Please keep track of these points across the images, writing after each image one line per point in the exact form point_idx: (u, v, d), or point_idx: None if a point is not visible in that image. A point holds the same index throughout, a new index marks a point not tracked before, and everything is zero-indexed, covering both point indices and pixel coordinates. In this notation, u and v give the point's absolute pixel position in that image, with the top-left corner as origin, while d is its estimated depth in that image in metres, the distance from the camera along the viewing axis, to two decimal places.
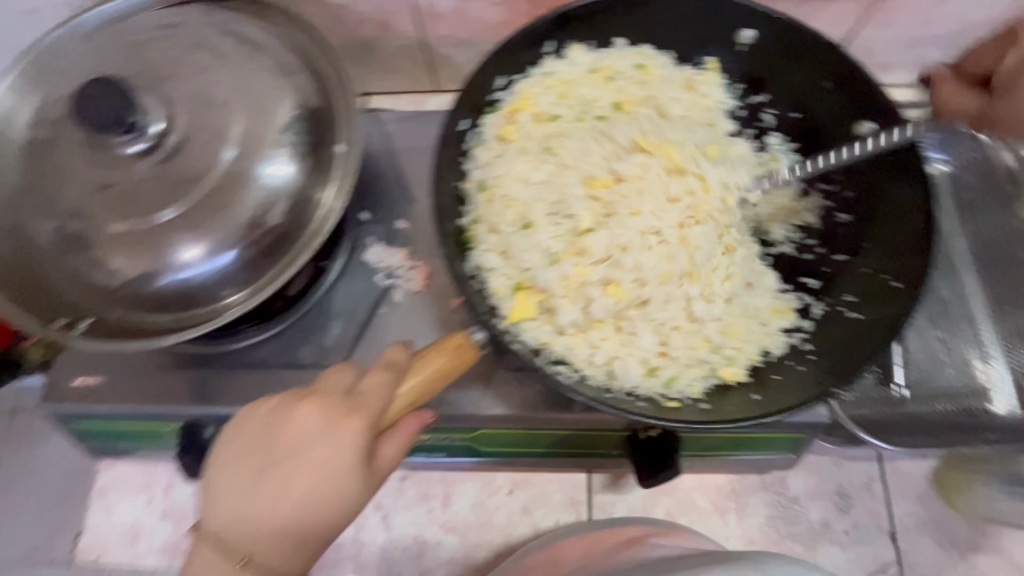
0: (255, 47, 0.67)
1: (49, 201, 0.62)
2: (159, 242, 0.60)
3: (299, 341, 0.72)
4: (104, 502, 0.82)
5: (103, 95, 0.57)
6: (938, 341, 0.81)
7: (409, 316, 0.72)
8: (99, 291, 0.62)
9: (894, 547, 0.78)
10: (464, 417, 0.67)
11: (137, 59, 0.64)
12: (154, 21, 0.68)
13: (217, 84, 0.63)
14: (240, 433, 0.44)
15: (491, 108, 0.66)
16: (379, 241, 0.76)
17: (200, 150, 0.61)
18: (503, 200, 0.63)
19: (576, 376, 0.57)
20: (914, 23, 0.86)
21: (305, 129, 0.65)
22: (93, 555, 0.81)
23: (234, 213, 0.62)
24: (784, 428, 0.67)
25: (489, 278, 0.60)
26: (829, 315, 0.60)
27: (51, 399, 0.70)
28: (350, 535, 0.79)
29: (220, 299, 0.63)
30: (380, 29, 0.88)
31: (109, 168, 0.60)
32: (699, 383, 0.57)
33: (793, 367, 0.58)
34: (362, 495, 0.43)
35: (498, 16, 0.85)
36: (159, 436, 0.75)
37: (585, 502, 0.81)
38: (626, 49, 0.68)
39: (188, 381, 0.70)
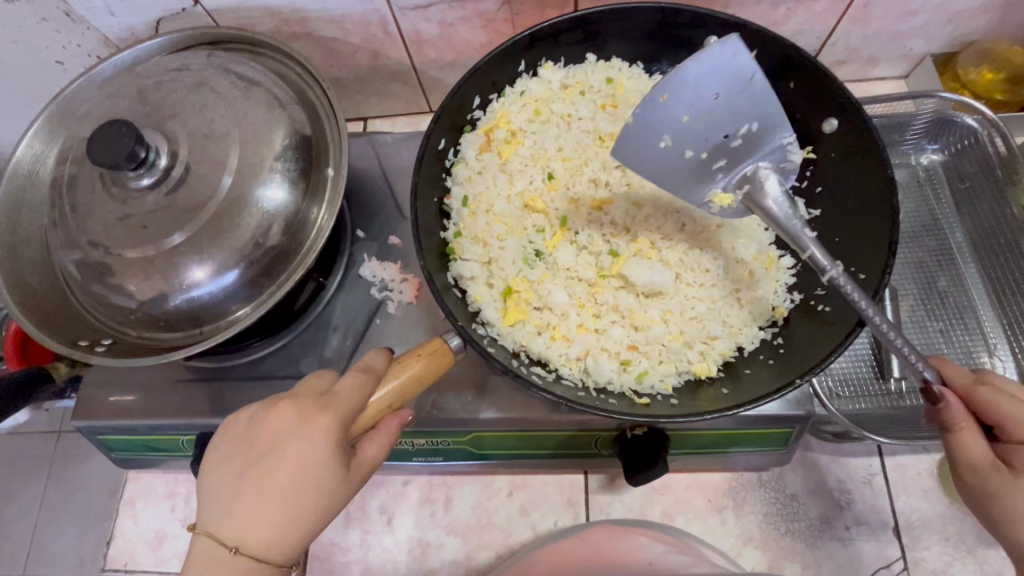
0: (251, 83, 0.73)
1: (71, 233, 0.68)
2: (169, 265, 0.66)
3: (301, 353, 0.76)
4: (132, 511, 0.88)
5: (112, 136, 0.62)
6: (938, 334, 0.82)
7: (402, 326, 0.76)
8: (118, 312, 0.69)
9: (899, 543, 0.76)
10: (454, 421, 0.70)
11: (147, 100, 0.70)
12: (163, 66, 0.74)
13: (217, 119, 0.69)
14: (229, 437, 0.48)
15: (469, 127, 0.70)
16: (373, 256, 0.80)
17: (203, 180, 0.67)
18: (483, 212, 0.66)
19: (552, 375, 0.59)
20: (895, 16, 0.86)
21: (296, 155, 0.70)
22: (121, 563, 0.86)
23: (235, 236, 0.66)
24: (770, 423, 0.67)
25: (469, 287, 0.62)
26: (801, 309, 0.61)
27: (81, 414, 0.76)
28: (357, 538, 0.83)
29: (227, 315, 0.69)
30: (373, 57, 0.93)
31: (123, 201, 0.66)
32: (671, 379, 0.59)
33: (765, 361, 0.60)
34: (340, 489, 0.47)
35: (482, 38, 0.89)
36: (178, 448, 0.80)
37: (583, 502, 0.82)
38: (596, 65, 0.72)
39: (201, 394, 0.75)
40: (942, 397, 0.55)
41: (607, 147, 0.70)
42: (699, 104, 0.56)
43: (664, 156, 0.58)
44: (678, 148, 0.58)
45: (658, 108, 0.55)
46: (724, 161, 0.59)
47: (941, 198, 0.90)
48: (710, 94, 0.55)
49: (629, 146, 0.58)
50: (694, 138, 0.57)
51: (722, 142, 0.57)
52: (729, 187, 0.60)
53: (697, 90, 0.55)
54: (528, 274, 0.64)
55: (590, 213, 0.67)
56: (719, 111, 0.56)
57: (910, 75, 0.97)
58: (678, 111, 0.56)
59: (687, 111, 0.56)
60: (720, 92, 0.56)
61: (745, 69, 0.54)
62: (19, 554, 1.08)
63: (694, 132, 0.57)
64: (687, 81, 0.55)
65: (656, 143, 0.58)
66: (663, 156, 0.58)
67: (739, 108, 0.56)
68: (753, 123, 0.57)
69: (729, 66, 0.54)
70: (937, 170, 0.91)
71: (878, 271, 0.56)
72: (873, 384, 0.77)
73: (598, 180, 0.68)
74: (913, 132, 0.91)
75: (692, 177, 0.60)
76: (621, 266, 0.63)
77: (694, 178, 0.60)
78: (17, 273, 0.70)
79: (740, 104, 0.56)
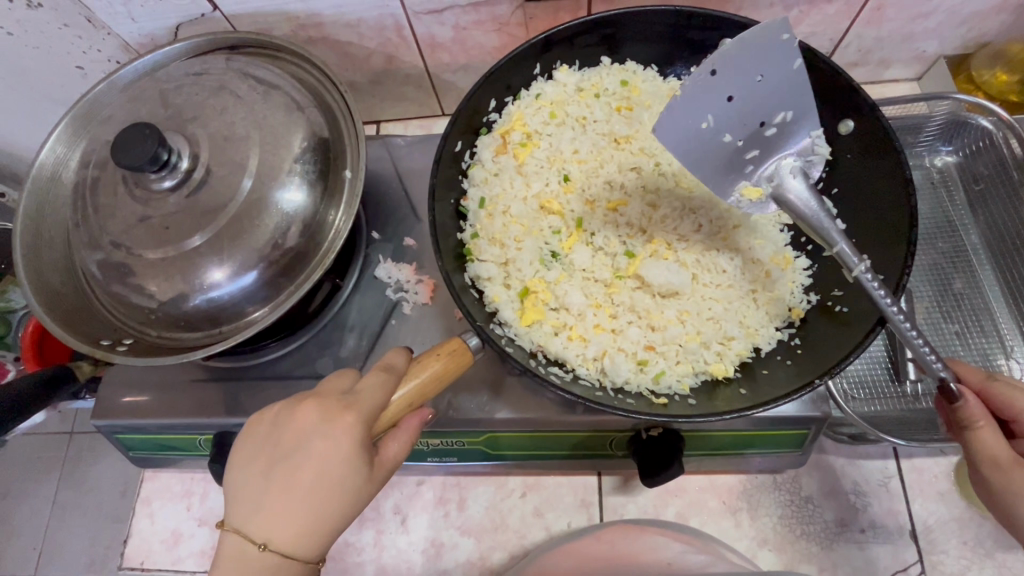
0: (270, 87, 0.74)
1: (93, 235, 0.69)
2: (189, 267, 0.67)
3: (317, 354, 0.77)
4: (148, 510, 0.89)
5: (135, 139, 0.63)
6: (954, 336, 0.82)
7: (417, 326, 0.77)
8: (138, 312, 0.70)
9: (916, 547, 0.75)
10: (470, 421, 0.70)
11: (168, 103, 0.72)
12: (183, 71, 0.76)
13: (237, 122, 0.70)
14: (254, 437, 0.48)
15: (485, 130, 0.71)
16: (388, 257, 0.81)
17: (223, 182, 0.68)
18: (500, 214, 0.67)
19: (569, 375, 0.59)
20: (909, 18, 0.86)
21: (314, 158, 0.71)
22: (137, 561, 0.87)
23: (254, 237, 0.67)
24: (786, 425, 0.67)
25: (486, 287, 0.63)
26: (818, 309, 0.61)
27: (100, 413, 0.77)
28: (371, 538, 0.83)
29: (245, 315, 0.69)
30: (387, 61, 0.94)
31: (145, 202, 0.67)
32: (688, 379, 0.59)
33: (782, 361, 0.60)
34: (363, 486, 0.47)
35: (495, 42, 0.90)
36: (195, 447, 0.81)
37: (596, 504, 0.82)
38: (611, 68, 0.73)
39: (219, 393, 0.76)
40: (960, 395, 0.55)
41: (622, 150, 0.70)
42: (743, 88, 0.54)
43: (704, 140, 0.55)
44: (717, 132, 0.55)
45: (708, 86, 0.52)
46: (757, 151, 0.57)
47: (955, 199, 0.90)
48: (756, 75, 0.54)
49: (673, 118, 0.52)
50: (733, 124, 0.55)
51: (758, 130, 0.56)
52: (759, 180, 0.58)
53: (743, 72, 0.53)
54: (545, 275, 0.64)
55: (606, 215, 0.67)
56: (763, 94, 0.54)
57: (924, 76, 0.97)
58: (724, 93, 0.53)
59: (733, 94, 0.53)
60: (764, 75, 0.54)
61: (786, 56, 0.53)
62: (34, 553, 1.09)
63: (735, 116, 0.55)
64: (734, 64, 0.53)
65: (698, 127, 0.54)
66: (703, 142, 0.55)
67: (778, 93, 0.55)
68: (788, 112, 0.56)
69: (774, 50, 0.53)
70: (951, 172, 0.91)
71: (897, 272, 0.56)
72: (888, 387, 0.77)
73: (613, 182, 0.69)
74: (927, 134, 0.91)
75: (725, 165, 0.57)
76: (638, 267, 0.63)
77: (727, 168, 0.58)
78: (41, 274, 0.72)
79: (779, 91, 0.55)
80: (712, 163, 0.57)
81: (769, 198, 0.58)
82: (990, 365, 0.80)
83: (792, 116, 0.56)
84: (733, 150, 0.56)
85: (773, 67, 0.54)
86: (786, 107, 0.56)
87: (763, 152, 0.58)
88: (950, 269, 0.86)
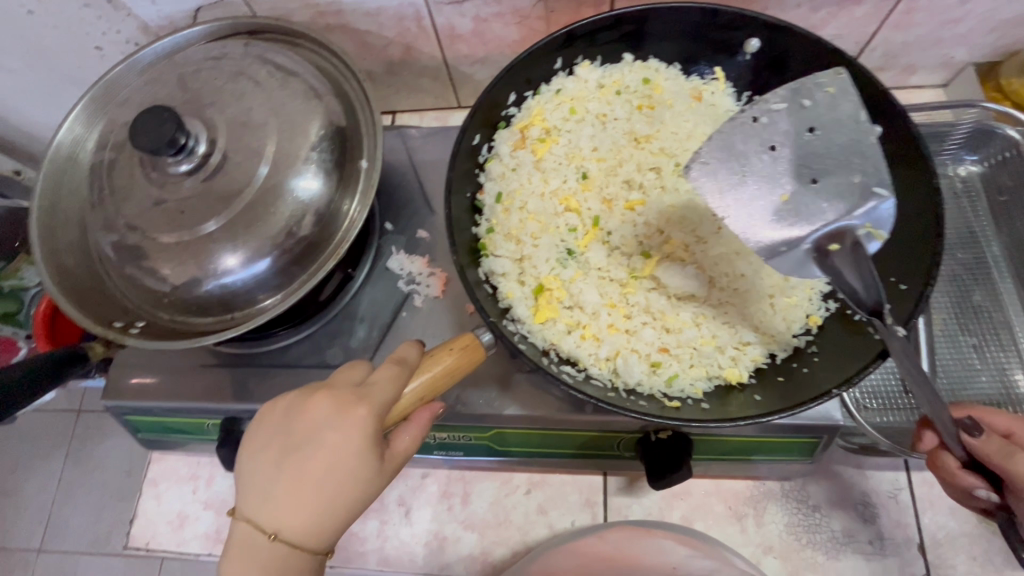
0: (288, 73, 0.73)
1: (108, 217, 0.69)
2: (203, 252, 0.67)
3: (327, 343, 0.77)
4: (155, 491, 0.89)
5: (153, 123, 0.62)
6: (971, 349, 0.81)
7: (428, 319, 0.76)
8: (151, 295, 0.70)
9: (924, 559, 0.74)
10: (478, 417, 0.70)
11: (187, 87, 0.71)
12: (202, 55, 0.75)
13: (254, 108, 0.70)
14: (265, 425, 0.48)
15: (504, 124, 0.70)
16: (400, 249, 0.81)
17: (239, 168, 0.67)
18: (517, 209, 0.66)
19: (581, 374, 0.58)
20: (938, 23, 0.84)
21: (331, 146, 0.71)
22: (143, 541, 0.88)
23: (270, 224, 0.67)
24: (799, 432, 0.66)
25: (500, 283, 0.62)
26: (837, 315, 0.60)
27: (109, 394, 0.77)
28: (374, 528, 0.83)
29: (257, 303, 0.69)
30: (405, 51, 0.94)
31: (162, 186, 0.67)
32: (701, 383, 0.58)
33: (799, 369, 0.59)
34: (374, 478, 0.47)
35: (515, 35, 0.89)
36: (203, 431, 0.81)
37: (601, 503, 0.82)
38: (633, 65, 0.72)
39: (228, 378, 0.76)
40: (978, 429, 0.55)
41: (642, 149, 0.69)
42: (791, 140, 0.55)
43: (739, 190, 0.54)
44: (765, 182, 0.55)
45: (755, 130, 0.55)
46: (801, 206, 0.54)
47: (978, 210, 0.88)
48: (807, 129, 0.55)
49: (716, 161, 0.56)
50: (772, 175, 0.54)
51: (808, 184, 0.54)
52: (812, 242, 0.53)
53: (791, 122, 0.55)
54: (560, 273, 0.63)
55: (623, 214, 0.66)
56: (816, 148, 0.54)
57: (950, 83, 0.96)
58: (766, 141, 0.55)
59: (776, 143, 0.55)
60: (820, 130, 0.55)
61: (851, 109, 0.54)
62: (40, 527, 1.10)
63: (780, 163, 0.55)
64: (779, 116, 0.55)
65: (731, 174, 0.55)
66: (733, 189, 0.55)
67: (838, 154, 0.54)
68: (856, 175, 0.53)
69: (827, 104, 0.55)
70: (975, 181, 0.90)
71: (922, 281, 0.55)
72: (901, 397, 0.76)
73: (632, 182, 0.68)
74: (952, 142, 0.89)
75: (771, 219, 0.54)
76: (653, 268, 0.63)
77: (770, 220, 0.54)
78: (56, 253, 0.72)
79: (832, 146, 0.54)
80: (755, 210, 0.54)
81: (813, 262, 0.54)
82: (1007, 380, 0.79)
83: (858, 179, 0.53)
84: (771, 201, 0.54)
85: (830, 118, 0.54)
86: (840, 168, 0.53)
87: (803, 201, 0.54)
88: (970, 281, 0.85)
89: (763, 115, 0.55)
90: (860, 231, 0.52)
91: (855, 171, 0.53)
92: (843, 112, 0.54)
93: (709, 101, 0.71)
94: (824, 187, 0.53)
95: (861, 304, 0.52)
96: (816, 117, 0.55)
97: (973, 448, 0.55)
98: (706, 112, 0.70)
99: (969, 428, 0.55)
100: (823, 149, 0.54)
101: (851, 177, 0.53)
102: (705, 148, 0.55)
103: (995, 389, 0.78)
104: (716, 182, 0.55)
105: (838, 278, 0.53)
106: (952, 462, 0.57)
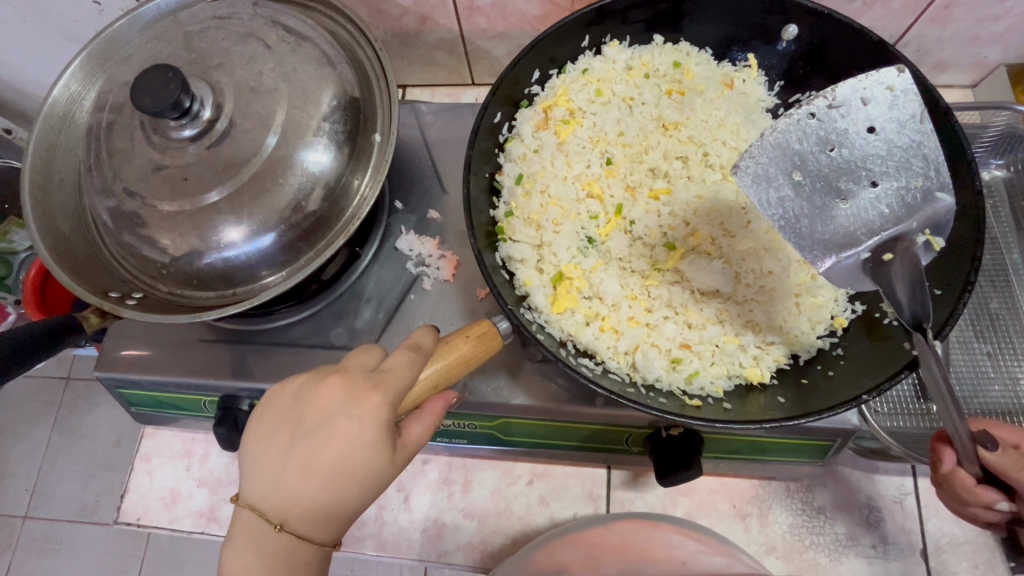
0: (300, 38, 0.69)
1: (106, 181, 0.66)
2: (205, 223, 0.64)
3: (331, 323, 0.74)
4: (147, 466, 0.87)
5: (157, 82, 0.59)
6: (985, 357, 0.79)
7: (436, 304, 0.74)
8: (150, 266, 0.67)
9: (926, 564, 0.74)
10: (487, 405, 0.68)
11: (192, 47, 0.67)
12: (209, 13, 0.71)
13: (263, 73, 0.66)
14: (271, 410, 0.45)
15: (527, 102, 0.67)
16: (410, 229, 0.78)
17: (246, 137, 0.64)
18: (539, 192, 0.63)
19: (600, 368, 0.56)
20: (975, 20, 0.82)
21: (343, 118, 0.67)
22: (134, 518, 0.84)
23: (277, 196, 0.64)
24: (813, 435, 0.65)
25: (517, 269, 0.59)
26: (865, 318, 0.58)
27: (103, 366, 0.74)
28: (373, 513, 0.82)
29: (260, 279, 0.67)
30: (421, 21, 0.90)
31: (164, 151, 0.64)
32: (722, 381, 0.57)
33: (823, 373, 0.57)
34: (386, 469, 0.44)
35: (537, 10, 0.85)
36: (199, 408, 0.78)
37: (604, 497, 0.81)
38: (663, 47, 0.68)
39: (227, 355, 0.73)
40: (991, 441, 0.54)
41: (670, 137, 0.66)
42: (849, 141, 0.52)
43: (793, 194, 0.52)
44: (807, 185, 0.52)
45: (806, 129, 0.52)
46: (850, 210, 0.52)
47: (1000, 215, 0.86)
48: (866, 129, 0.52)
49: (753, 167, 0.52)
50: (828, 178, 0.52)
51: (866, 190, 0.52)
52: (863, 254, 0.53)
53: (850, 121, 0.51)
54: (581, 262, 0.61)
55: (648, 203, 0.63)
56: (873, 150, 0.52)
57: (979, 84, 0.93)
58: (823, 146, 0.52)
59: (833, 143, 0.52)
60: (879, 130, 0.52)
61: (914, 108, 0.51)
62: (25, 494, 1.08)
63: (827, 167, 0.52)
64: (838, 114, 0.51)
65: (785, 177, 0.52)
66: (786, 194, 0.52)
67: (891, 154, 0.52)
68: (918, 178, 0.52)
69: (886, 105, 0.51)
70: (998, 186, 0.88)
71: (958, 288, 0.53)
72: (914, 403, 0.74)
73: (658, 171, 0.65)
74: (979, 145, 0.87)
75: (817, 224, 0.53)
76: (678, 261, 0.61)
77: (815, 221, 0.53)
78: (49, 216, 0.68)
79: (892, 148, 0.52)
80: (799, 213, 0.52)
81: (865, 272, 0.54)
82: (1019, 390, 0.77)
83: (920, 183, 0.51)
84: (826, 206, 0.52)
85: (890, 119, 0.51)
86: (900, 171, 0.52)
87: (852, 204, 0.53)
88: (987, 287, 0.83)
89: (820, 109, 0.51)
90: (920, 237, 0.52)
91: (916, 174, 0.52)
92: (906, 111, 0.51)
93: (742, 89, 0.68)
94: (883, 191, 0.52)
95: (902, 316, 0.51)
96: (875, 116, 0.51)
97: (990, 462, 0.54)
98: (738, 100, 0.67)
99: (983, 441, 0.54)
100: (880, 151, 0.52)
101: (912, 180, 0.52)
102: (759, 146, 0.51)
103: (1008, 399, 0.77)
104: (769, 185, 0.52)
105: (888, 288, 0.52)
106: (969, 481, 0.55)
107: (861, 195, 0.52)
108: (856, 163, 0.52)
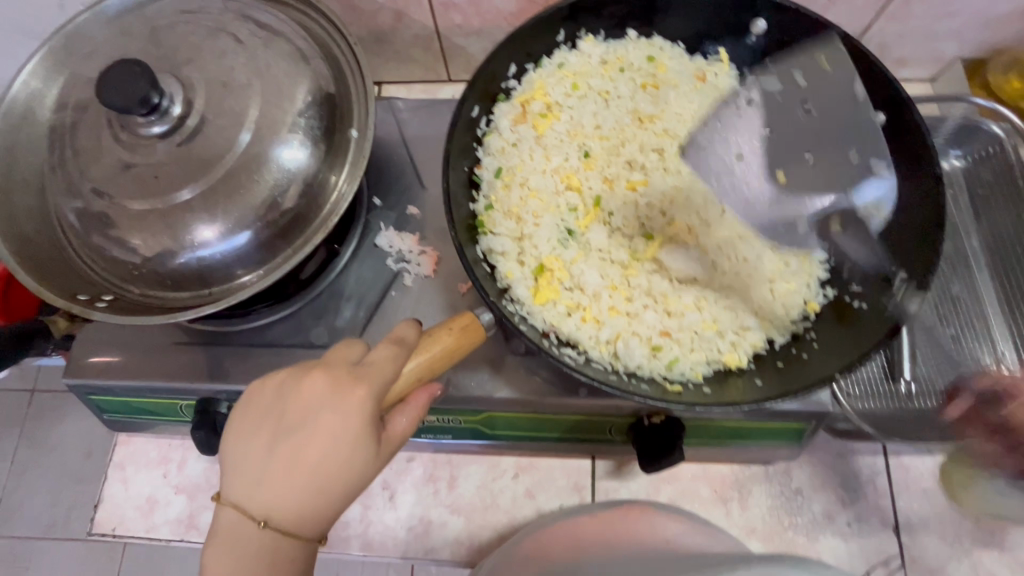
0: (273, 33, 0.68)
1: (72, 181, 0.64)
2: (178, 223, 0.62)
3: (312, 322, 0.73)
4: (121, 475, 0.84)
5: (123, 77, 0.57)
6: (949, 340, 0.82)
7: (418, 299, 0.74)
8: (121, 267, 0.65)
9: (898, 540, 0.77)
10: (470, 399, 0.68)
11: (160, 42, 0.66)
12: (176, 7, 0.70)
13: (235, 69, 0.65)
14: (255, 405, 0.44)
15: (504, 97, 0.67)
16: (390, 226, 0.77)
17: (218, 134, 0.63)
18: (517, 185, 0.64)
19: (582, 357, 0.56)
20: (933, 17, 0.85)
21: (319, 114, 0.67)
22: (108, 528, 0.82)
23: (251, 194, 0.63)
24: (787, 417, 0.67)
25: (499, 262, 0.60)
26: (836, 304, 0.60)
27: (71, 373, 0.72)
28: (357, 513, 0.81)
29: (236, 278, 0.65)
30: (396, 18, 0.89)
31: (132, 148, 0.62)
32: (701, 367, 0.57)
33: (798, 355, 0.58)
34: (371, 464, 0.44)
35: (512, 6, 0.85)
36: (175, 412, 0.77)
37: (589, 487, 0.81)
38: (638, 42, 0.70)
39: (204, 357, 0.72)
40: None
41: (645, 129, 0.67)
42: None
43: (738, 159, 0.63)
44: (751, 152, 0.62)
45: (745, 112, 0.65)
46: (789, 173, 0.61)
47: (960, 204, 0.90)
48: (801, 105, 0.62)
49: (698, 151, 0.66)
50: (772, 146, 0.62)
51: (804, 156, 0.61)
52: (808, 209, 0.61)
53: (785, 100, 0.63)
54: (561, 253, 0.61)
55: (625, 194, 0.64)
56: (811, 124, 0.62)
57: (937, 78, 0.96)
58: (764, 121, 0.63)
59: (773, 117, 0.63)
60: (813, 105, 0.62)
61: (847, 85, 0.61)
62: None
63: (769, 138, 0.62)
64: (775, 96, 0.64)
65: (728, 149, 0.64)
66: (727, 161, 0.64)
67: (827, 126, 0.61)
68: (852, 150, 0.60)
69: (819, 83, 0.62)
70: (957, 176, 0.91)
71: (922, 271, 0.55)
72: (883, 384, 0.77)
73: (634, 163, 0.66)
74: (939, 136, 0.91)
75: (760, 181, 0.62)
76: (656, 251, 0.62)
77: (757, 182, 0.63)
78: (10, 218, 0.65)
79: (827, 120, 0.61)
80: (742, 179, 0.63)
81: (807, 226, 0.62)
82: (981, 370, 0.80)
83: (854, 154, 0.60)
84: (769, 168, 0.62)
85: (824, 96, 0.62)
86: (835, 142, 0.61)
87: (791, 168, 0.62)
88: (948, 274, 0.86)
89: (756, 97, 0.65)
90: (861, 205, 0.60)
91: (851, 145, 0.60)
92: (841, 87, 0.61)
93: (714, 82, 0.69)
94: (818, 159, 0.61)
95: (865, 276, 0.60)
96: (808, 96, 0.62)
97: None
98: (712, 94, 0.69)
99: None
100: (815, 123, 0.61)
101: (848, 151, 0.60)
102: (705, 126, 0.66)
103: (971, 377, 0.80)
104: (714, 155, 0.65)
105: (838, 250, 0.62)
106: None
107: (801, 160, 0.61)
108: (796, 134, 0.62)
